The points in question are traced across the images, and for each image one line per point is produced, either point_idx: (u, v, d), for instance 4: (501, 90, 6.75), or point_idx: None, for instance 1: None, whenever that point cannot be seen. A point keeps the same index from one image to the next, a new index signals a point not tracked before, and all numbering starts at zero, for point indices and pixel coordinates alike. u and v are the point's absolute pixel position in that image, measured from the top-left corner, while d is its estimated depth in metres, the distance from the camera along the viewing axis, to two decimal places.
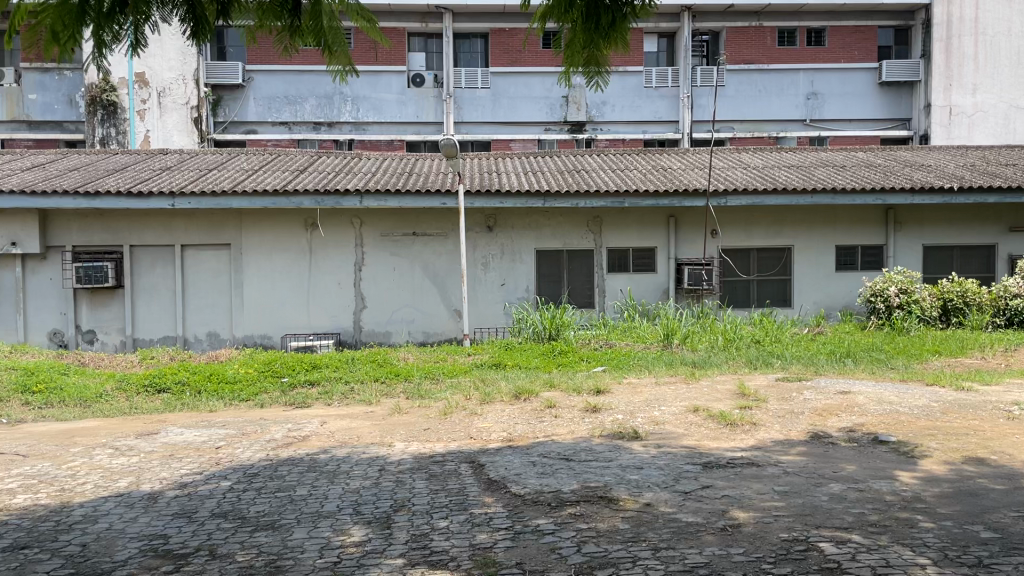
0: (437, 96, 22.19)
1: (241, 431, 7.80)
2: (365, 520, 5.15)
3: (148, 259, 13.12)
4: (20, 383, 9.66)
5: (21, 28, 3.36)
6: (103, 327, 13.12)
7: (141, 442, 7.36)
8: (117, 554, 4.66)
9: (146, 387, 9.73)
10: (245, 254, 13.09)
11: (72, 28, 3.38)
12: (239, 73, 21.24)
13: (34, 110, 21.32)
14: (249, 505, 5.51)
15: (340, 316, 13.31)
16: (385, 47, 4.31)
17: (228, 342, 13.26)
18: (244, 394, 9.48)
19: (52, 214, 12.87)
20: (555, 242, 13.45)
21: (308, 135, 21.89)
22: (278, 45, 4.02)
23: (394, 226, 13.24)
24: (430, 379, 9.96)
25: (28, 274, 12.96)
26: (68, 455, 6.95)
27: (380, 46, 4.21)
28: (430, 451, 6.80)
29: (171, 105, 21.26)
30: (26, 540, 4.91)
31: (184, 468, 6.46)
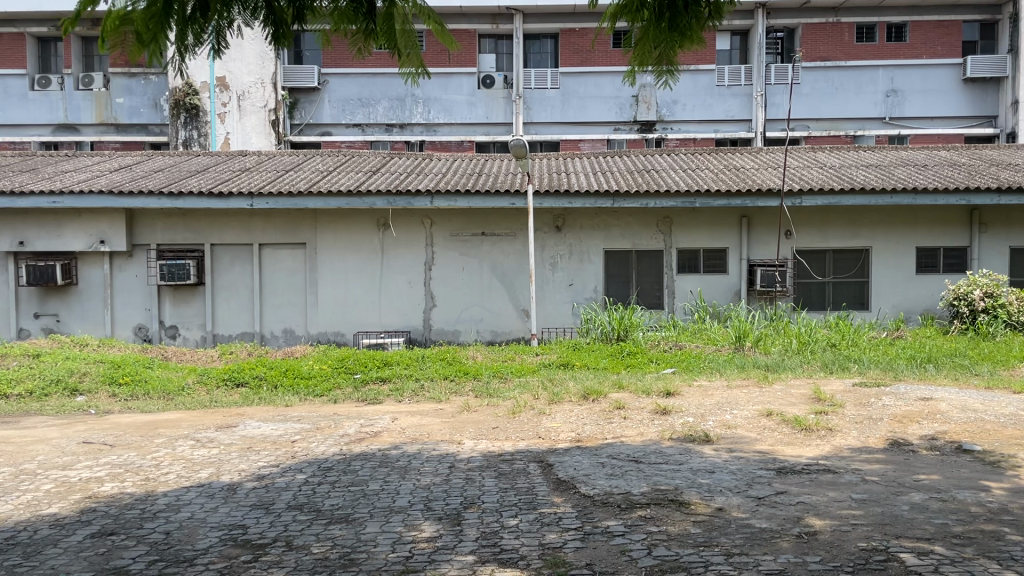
0: (506, 96, 22.27)
1: (315, 425, 7.98)
2: (435, 516, 5.22)
3: (227, 257, 13.53)
4: (108, 375, 10.09)
5: (113, 31, 3.57)
6: (184, 323, 13.59)
7: (221, 435, 7.61)
8: (199, 543, 4.84)
9: (225, 381, 10.07)
10: (319, 253, 13.39)
11: (156, 32, 3.52)
12: (314, 76, 21.78)
13: (121, 114, 22.18)
14: (324, 499, 5.64)
15: (411, 314, 13.49)
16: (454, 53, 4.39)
17: (303, 338, 13.59)
18: (319, 389, 9.72)
19: (138, 213, 13.39)
20: (625, 242, 13.37)
21: (380, 137, 22.28)
22: (352, 48, 4.06)
23: (464, 226, 13.35)
24: (498, 379, 10.01)
25: (115, 271, 13.51)
26: (152, 445, 7.22)
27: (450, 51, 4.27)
28: (500, 450, 6.83)
29: (250, 108, 21.72)
30: (113, 527, 5.13)
31: (261, 461, 6.66)
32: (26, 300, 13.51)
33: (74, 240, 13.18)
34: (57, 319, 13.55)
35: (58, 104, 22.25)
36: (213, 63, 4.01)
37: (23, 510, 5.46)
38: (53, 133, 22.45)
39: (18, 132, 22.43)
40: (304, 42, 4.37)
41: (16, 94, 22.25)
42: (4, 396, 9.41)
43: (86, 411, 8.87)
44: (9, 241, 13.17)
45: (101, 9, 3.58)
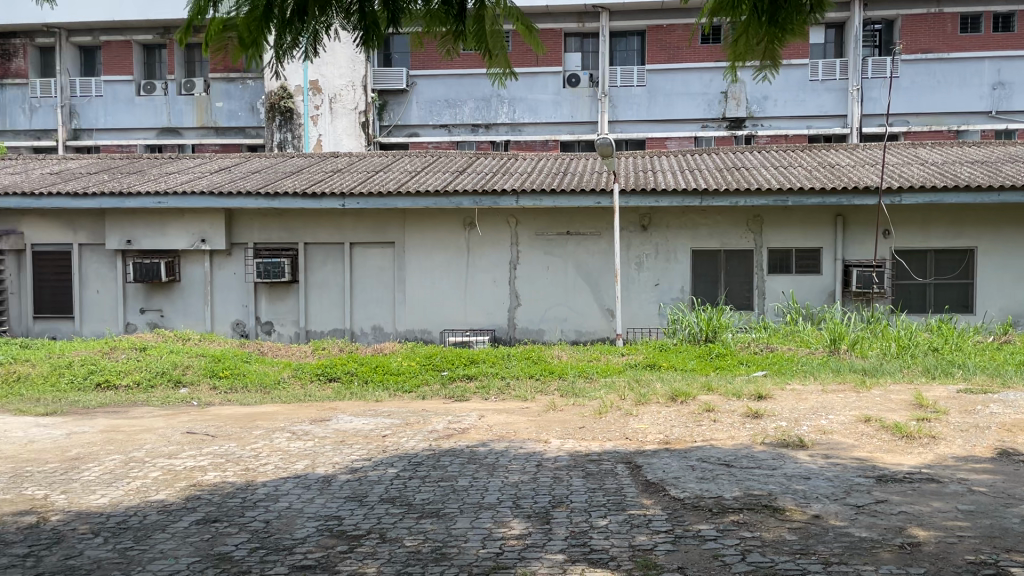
0: (592, 95, 22.16)
1: (405, 421, 8.14)
2: (524, 513, 5.25)
3: (320, 256, 13.91)
4: (208, 368, 10.52)
5: (214, 40, 3.73)
6: (279, 319, 14.05)
7: (315, 428, 7.84)
8: (297, 532, 5.00)
9: (319, 375, 10.38)
10: (407, 252, 13.63)
11: (256, 35, 3.66)
12: (403, 78, 22.25)
13: (220, 117, 23.10)
14: (415, 493, 5.74)
15: (495, 313, 13.59)
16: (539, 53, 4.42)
17: (391, 335, 13.86)
18: (408, 385, 9.91)
19: (237, 213, 13.92)
20: (713, 241, 13.14)
21: (466, 137, 22.52)
22: (442, 50, 4.11)
23: (549, 225, 13.37)
24: (583, 378, 9.97)
25: (214, 269, 14.06)
26: (251, 437, 7.50)
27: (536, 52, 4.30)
28: (587, 449, 6.82)
29: (342, 110, 22.19)
30: (217, 514, 5.34)
31: (354, 454, 6.83)
32: (133, 296, 14.22)
33: (177, 239, 13.80)
34: (161, 315, 14.20)
35: (162, 109, 23.26)
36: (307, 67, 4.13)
37: (134, 496, 5.75)
38: (157, 136, 23.41)
39: (124, 136, 23.44)
40: (395, 44, 4.43)
41: (124, 100, 23.36)
42: (114, 386, 9.96)
43: (189, 402, 9.27)
44: (118, 239, 13.88)
45: (204, 16, 3.73)
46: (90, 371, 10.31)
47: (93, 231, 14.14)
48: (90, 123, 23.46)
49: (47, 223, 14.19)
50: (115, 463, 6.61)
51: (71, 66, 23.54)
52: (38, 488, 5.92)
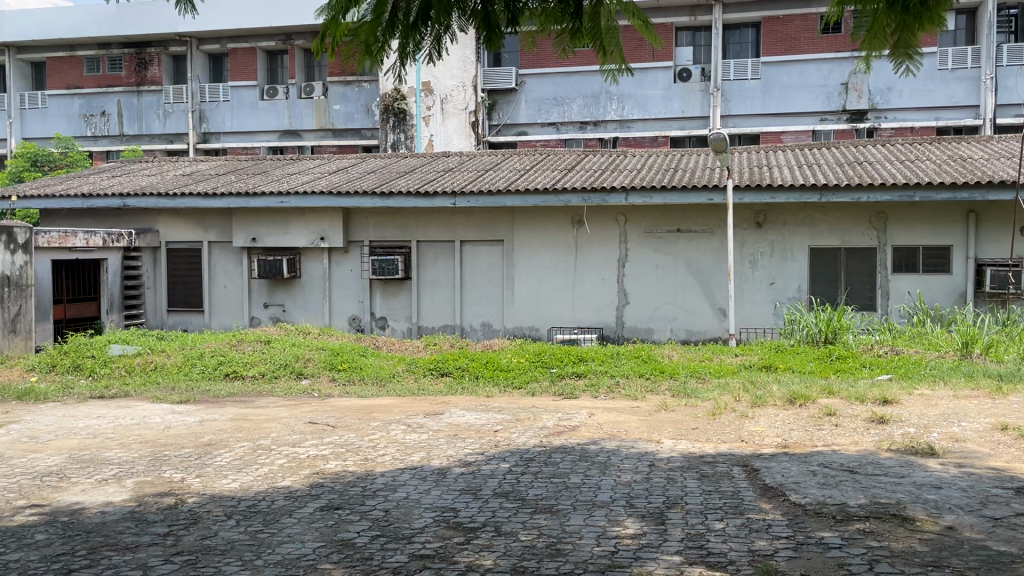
0: (704, 89, 21.70)
1: (516, 416, 8.22)
2: (638, 513, 5.21)
3: (432, 253, 14.20)
4: (328, 361, 10.94)
5: (342, 44, 3.95)
6: (393, 315, 14.44)
7: (429, 421, 8.03)
8: (416, 522, 5.13)
9: (431, 370, 10.62)
10: (517, 249, 13.73)
11: (382, 40, 3.80)
12: (513, 77, 22.47)
13: (338, 119, 23.92)
14: (528, 488, 5.79)
15: (604, 311, 13.51)
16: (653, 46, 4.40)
17: (500, 332, 14.00)
18: (517, 381, 10.01)
19: (354, 212, 14.39)
20: (832, 239, 12.66)
21: (575, 135, 22.51)
22: (558, 47, 4.12)
23: (660, 222, 13.20)
24: (696, 379, 9.79)
25: (332, 266, 14.57)
26: (369, 428, 7.75)
27: (650, 45, 4.27)
28: (700, 451, 6.71)
29: (452, 111, 22.26)
30: (339, 502, 5.55)
31: (468, 448, 6.95)
32: (257, 291, 14.91)
33: (299, 237, 14.39)
34: (283, 309, 14.83)
35: (283, 112, 24.28)
36: (425, 69, 4.21)
37: (262, 481, 6.03)
38: (278, 139, 24.42)
39: (248, 139, 24.57)
40: (508, 44, 4.46)
41: (248, 104, 24.50)
42: (241, 377, 10.49)
43: (310, 394, 9.65)
44: (244, 237, 14.60)
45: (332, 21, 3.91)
46: (219, 363, 10.88)
47: (222, 230, 14.92)
48: (218, 126, 24.71)
49: (181, 222, 15.08)
50: (244, 450, 6.95)
51: (200, 73, 24.84)
52: (175, 472, 6.29)
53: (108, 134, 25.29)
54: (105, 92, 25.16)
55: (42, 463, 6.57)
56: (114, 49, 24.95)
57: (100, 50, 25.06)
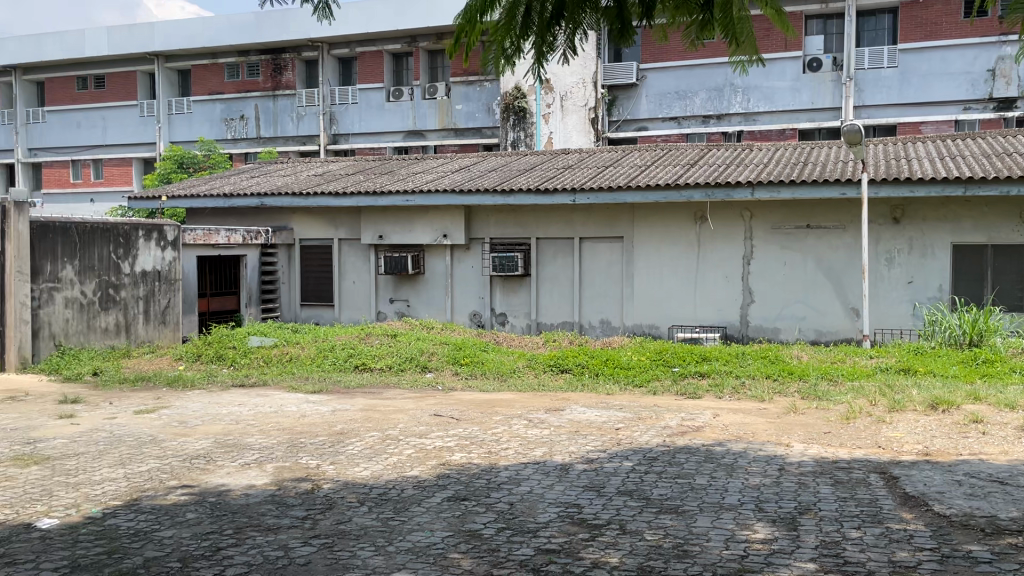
0: (836, 79, 20.78)
1: (637, 415, 8.15)
2: (769, 518, 5.06)
3: (551, 250, 14.25)
4: (451, 355, 11.18)
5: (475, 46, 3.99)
6: (512, 311, 14.59)
7: (550, 417, 8.08)
8: (541, 516, 5.17)
9: (552, 366, 10.67)
10: (637, 246, 13.59)
11: (516, 41, 3.84)
12: (633, 72, 22.23)
13: (460, 119, 24.36)
14: (653, 488, 5.73)
15: (727, 309, 13.18)
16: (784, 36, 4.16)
17: (620, 329, 13.89)
18: (638, 379, 9.91)
19: (475, 209, 14.63)
20: (978, 235, 11.87)
21: (697, 129, 22.05)
22: (687, 39, 3.99)
23: (788, 218, 12.76)
24: (828, 381, 9.42)
25: (454, 262, 14.86)
26: (492, 422, 7.87)
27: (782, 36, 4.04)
28: (833, 455, 6.46)
29: (572, 107, 22.63)
30: (465, 493, 5.66)
31: (589, 445, 6.93)
32: (383, 286, 15.40)
33: (423, 234, 14.77)
34: (408, 305, 15.26)
35: (408, 113, 24.93)
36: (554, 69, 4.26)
37: (391, 470, 6.23)
38: (403, 139, 25.10)
39: (375, 139, 25.37)
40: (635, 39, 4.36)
41: (375, 106, 25.29)
42: (369, 369, 10.89)
43: (434, 387, 9.88)
44: (371, 235, 15.12)
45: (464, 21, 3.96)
46: (349, 355, 11.32)
47: (350, 227, 15.50)
48: (346, 128, 25.64)
49: (313, 220, 15.76)
50: (374, 439, 7.20)
51: (330, 77, 25.84)
52: (311, 458, 6.59)
53: (246, 137, 26.68)
54: (243, 96, 26.55)
55: (191, 446, 7.02)
56: (252, 56, 26.33)
57: (240, 57, 26.52)
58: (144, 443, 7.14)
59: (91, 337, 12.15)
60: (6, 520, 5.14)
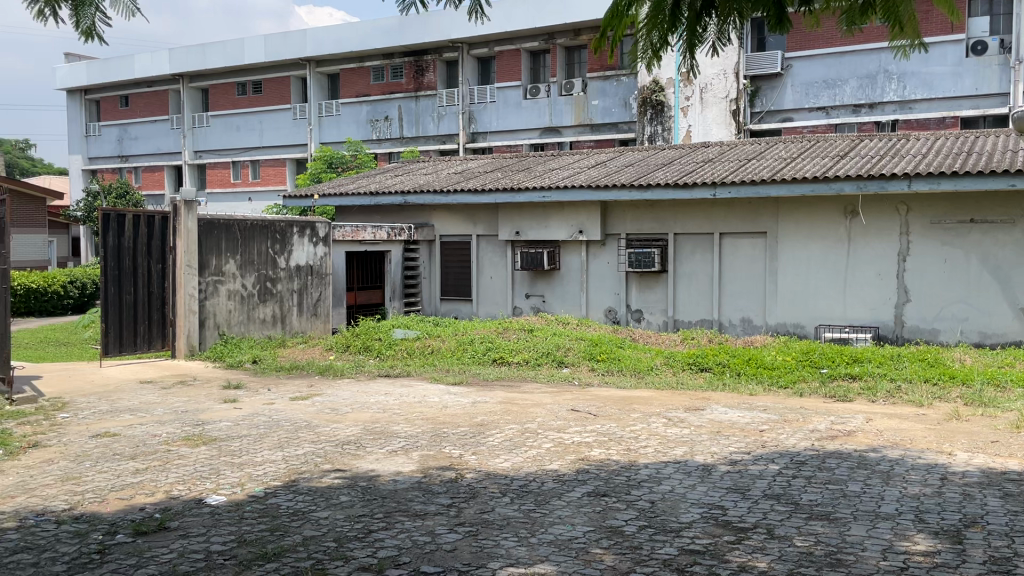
0: (1004, 62, 19.14)
1: (783, 417, 7.86)
2: (930, 529, 4.77)
3: (690, 246, 13.97)
4: (587, 351, 11.18)
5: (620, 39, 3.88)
6: (649, 308, 14.40)
7: (690, 416, 7.94)
8: (683, 516, 5.09)
9: (690, 365, 10.48)
10: (780, 241, 13.12)
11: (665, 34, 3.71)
12: (779, 61, 21.40)
13: (596, 114, 24.23)
14: (802, 493, 5.52)
15: (879, 308, 12.48)
16: (946, 17, 3.91)
17: (762, 328, 13.44)
18: (783, 380, 9.57)
19: (612, 205, 14.55)
20: None
21: (847, 119, 21.01)
22: (843, 25, 3.82)
23: (949, 212, 11.95)
24: (994, 387, 8.74)
25: (590, 258, 14.85)
26: (630, 419, 7.82)
27: (946, 15, 3.79)
28: (1002, 467, 5.99)
29: (712, 99, 22.32)
30: (605, 489, 5.65)
31: (733, 446, 6.76)
32: (520, 282, 15.59)
33: (559, 230, 14.85)
34: (543, 300, 15.37)
35: (545, 109, 25.04)
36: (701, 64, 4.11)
37: (531, 463, 6.31)
38: (540, 136, 25.29)
39: (513, 137, 25.68)
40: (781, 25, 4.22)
41: (513, 104, 25.59)
42: (507, 362, 11.06)
43: (571, 381, 9.94)
44: (509, 231, 15.37)
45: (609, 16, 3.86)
46: (488, 349, 11.53)
47: (489, 224, 15.78)
48: (485, 126, 26.10)
49: (452, 216, 16.16)
50: (514, 432, 7.31)
51: (470, 76, 26.39)
52: (454, 448, 6.77)
53: (389, 137, 27.66)
54: (388, 98, 27.55)
55: (342, 432, 7.37)
56: (397, 58, 27.31)
57: (385, 60, 27.55)
58: (300, 428, 7.56)
59: (251, 328, 12.96)
60: (180, 494, 5.57)
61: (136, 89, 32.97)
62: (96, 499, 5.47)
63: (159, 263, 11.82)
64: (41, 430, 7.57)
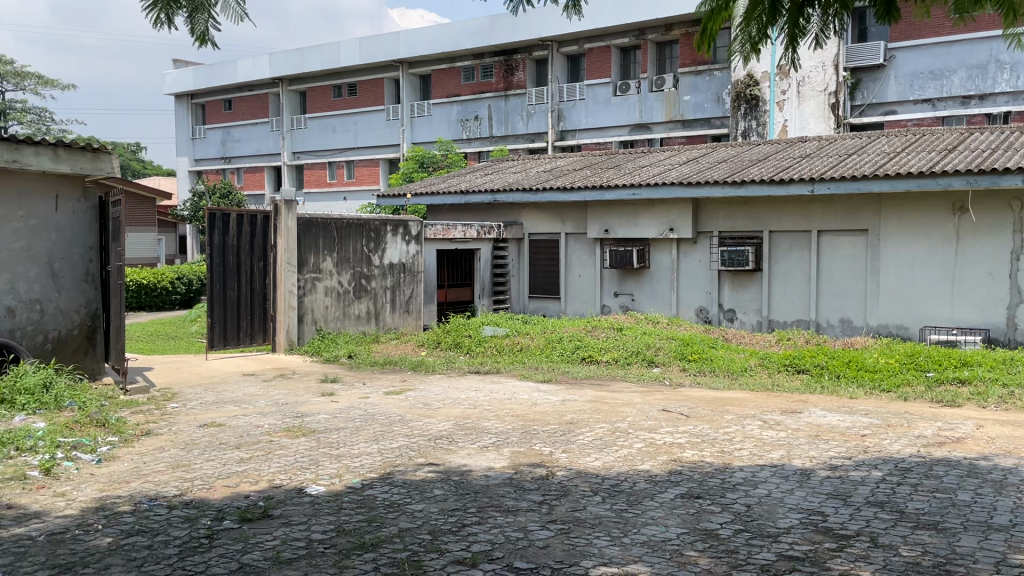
0: None
1: (886, 422, 7.57)
2: None
3: (786, 244, 13.59)
4: (678, 351, 11.02)
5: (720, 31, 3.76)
6: (743, 308, 14.09)
7: (787, 419, 7.73)
8: (781, 521, 4.96)
9: (787, 367, 10.20)
10: (883, 239, 12.61)
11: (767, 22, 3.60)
12: (881, 52, 20.56)
13: (687, 110, 23.83)
14: (907, 501, 5.29)
15: (990, 309, 11.81)
16: None
17: (862, 329, 12.97)
18: (886, 383, 9.19)
19: (704, 202, 14.30)
20: None
21: (954, 111, 20.03)
22: (954, 14, 3.64)
23: None
24: None
25: (681, 256, 14.64)
26: (724, 420, 7.67)
27: None
28: None
29: (810, 93, 21.68)
30: (699, 491, 5.56)
31: (832, 451, 6.55)
32: (609, 280, 15.50)
33: (649, 228, 14.69)
34: (633, 298, 15.24)
35: (635, 106, 24.78)
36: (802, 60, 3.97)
37: (623, 463, 6.27)
38: (630, 133, 25.08)
39: (602, 134, 25.55)
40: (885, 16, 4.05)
41: (603, 101, 25.42)
42: (597, 360, 11.03)
43: (662, 381, 9.81)
44: (598, 229, 15.30)
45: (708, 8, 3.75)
46: (577, 347, 11.51)
47: (578, 222, 15.73)
48: (574, 124, 26.05)
49: (541, 214, 16.19)
50: (604, 431, 7.28)
51: (560, 74, 26.39)
52: (545, 445, 6.79)
53: (479, 137, 27.92)
54: (478, 97, 27.83)
55: (434, 427, 7.50)
56: (487, 58, 27.55)
57: (475, 60, 27.84)
58: (394, 422, 7.73)
59: (346, 323, 13.32)
60: (282, 484, 5.77)
61: (238, 93, 34.31)
62: (204, 486, 5.73)
63: (261, 261, 12.27)
64: (153, 419, 7.97)
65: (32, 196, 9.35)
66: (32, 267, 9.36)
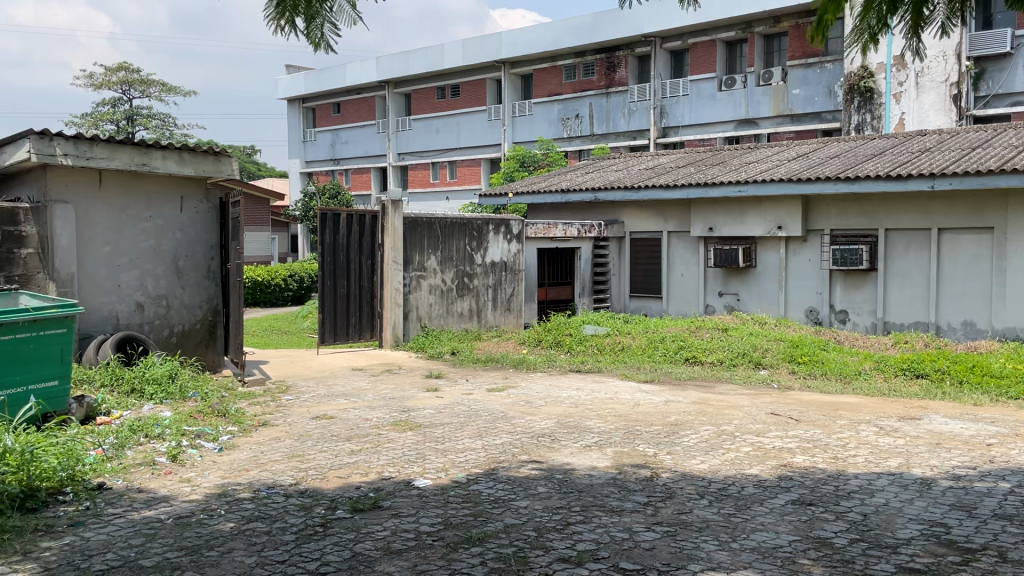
0: None
1: (1014, 431, 7.13)
2: None
3: (904, 242, 12.98)
4: (787, 353, 10.69)
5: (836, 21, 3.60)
6: (856, 309, 13.55)
7: (905, 425, 7.39)
8: (900, 532, 4.75)
9: (905, 371, 9.74)
10: (1010, 238, 11.85)
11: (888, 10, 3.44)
12: (1007, 39, 19.38)
13: (797, 104, 23.09)
14: None
15: None
16: None
17: (987, 332, 12.24)
18: (1015, 390, 8.67)
19: (815, 199, 13.81)
20: None
21: None
22: None
23: None
24: None
25: (790, 255, 14.20)
26: (836, 426, 7.40)
27: None
28: None
29: (929, 84, 20.48)
30: (811, 498, 5.38)
31: (955, 460, 6.22)
32: (713, 280, 15.19)
33: (756, 226, 14.32)
34: (738, 298, 14.91)
35: (741, 101, 24.18)
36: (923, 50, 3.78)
37: (729, 466, 6.13)
38: (735, 128, 24.47)
39: (706, 130, 25.07)
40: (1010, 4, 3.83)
41: (707, 96, 24.92)
42: (701, 361, 10.84)
43: (769, 384, 9.54)
44: (701, 227, 15.01)
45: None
46: (680, 347, 11.33)
47: (681, 220, 15.48)
48: (677, 120, 25.63)
49: (644, 213, 16.02)
50: (709, 433, 7.14)
51: (662, 70, 26.03)
52: (648, 446, 6.72)
53: (580, 135, 27.82)
54: (579, 96, 27.78)
55: (537, 425, 7.53)
56: (588, 56, 27.49)
57: (577, 58, 27.81)
58: (498, 418, 7.81)
59: (449, 320, 13.55)
60: (390, 476, 5.93)
61: (347, 96, 35.38)
62: (317, 476, 5.95)
63: (369, 259, 12.63)
64: (269, 410, 8.32)
65: (159, 198, 9.91)
66: (159, 265, 9.94)
